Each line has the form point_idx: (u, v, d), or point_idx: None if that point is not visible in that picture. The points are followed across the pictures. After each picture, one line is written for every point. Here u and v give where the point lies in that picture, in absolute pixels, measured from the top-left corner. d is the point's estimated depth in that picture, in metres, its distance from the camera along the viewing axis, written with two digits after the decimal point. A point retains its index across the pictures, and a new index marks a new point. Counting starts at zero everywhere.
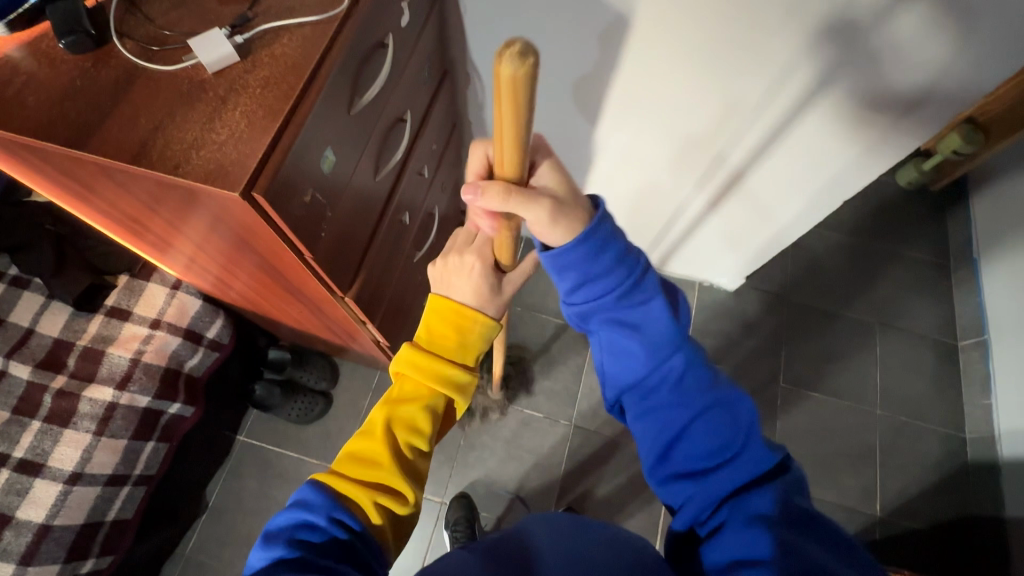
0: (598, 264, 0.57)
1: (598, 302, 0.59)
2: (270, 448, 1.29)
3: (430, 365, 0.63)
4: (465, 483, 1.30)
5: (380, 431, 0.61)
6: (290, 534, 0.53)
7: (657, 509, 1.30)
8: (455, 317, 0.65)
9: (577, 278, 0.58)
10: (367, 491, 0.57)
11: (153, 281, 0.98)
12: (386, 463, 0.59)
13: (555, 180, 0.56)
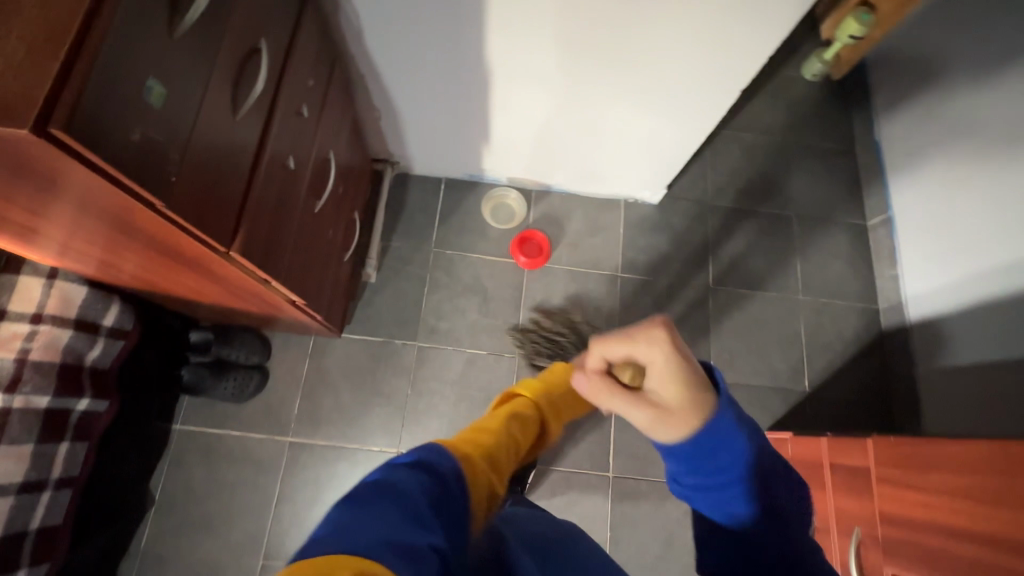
0: (718, 455, 0.57)
1: (709, 490, 0.59)
2: (211, 432, 1.24)
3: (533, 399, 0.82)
4: (418, 430, 1.30)
5: (498, 420, 0.71)
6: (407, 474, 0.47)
7: (607, 423, 1.35)
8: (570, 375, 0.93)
9: (691, 466, 0.59)
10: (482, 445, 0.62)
11: (25, 273, 0.88)
12: (500, 449, 0.65)
13: (673, 385, 0.59)
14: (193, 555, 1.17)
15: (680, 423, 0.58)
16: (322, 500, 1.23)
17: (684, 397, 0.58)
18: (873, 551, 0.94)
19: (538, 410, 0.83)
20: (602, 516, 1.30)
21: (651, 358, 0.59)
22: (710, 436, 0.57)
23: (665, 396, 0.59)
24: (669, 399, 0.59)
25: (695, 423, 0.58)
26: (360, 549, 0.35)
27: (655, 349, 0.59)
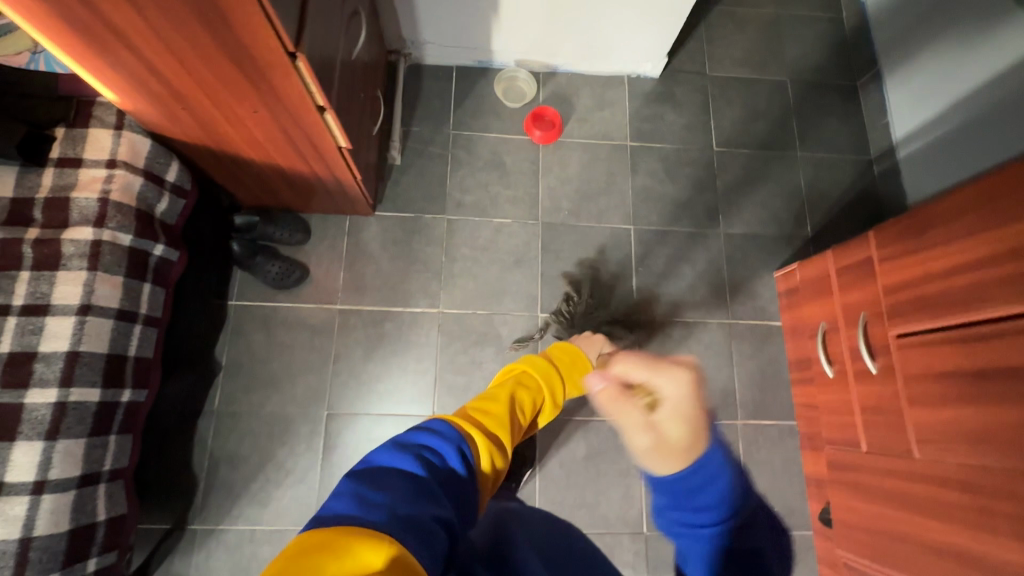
0: (698, 487, 0.65)
1: (692, 525, 0.66)
2: (263, 304, 1.34)
3: (548, 371, 0.93)
4: (455, 291, 1.39)
5: (502, 401, 0.83)
6: (422, 453, 0.64)
7: (628, 275, 1.45)
8: (572, 352, 0.99)
9: (675, 500, 0.66)
10: (485, 440, 0.74)
11: (93, 126, 0.96)
12: (501, 422, 0.79)
13: (677, 418, 0.68)
14: (262, 410, 1.28)
15: (676, 457, 0.66)
16: (373, 356, 1.33)
17: (683, 431, 0.67)
18: (880, 326, 1.06)
19: (545, 379, 0.92)
20: None
21: (664, 389, 0.70)
22: (702, 471, 0.65)
23: (661, 422, 0.69)
24: (667, 429, 0.68)
25: (685, 459, 0.66)
26: (362, 529, 0.47)
27: (670, 383, 0.70)
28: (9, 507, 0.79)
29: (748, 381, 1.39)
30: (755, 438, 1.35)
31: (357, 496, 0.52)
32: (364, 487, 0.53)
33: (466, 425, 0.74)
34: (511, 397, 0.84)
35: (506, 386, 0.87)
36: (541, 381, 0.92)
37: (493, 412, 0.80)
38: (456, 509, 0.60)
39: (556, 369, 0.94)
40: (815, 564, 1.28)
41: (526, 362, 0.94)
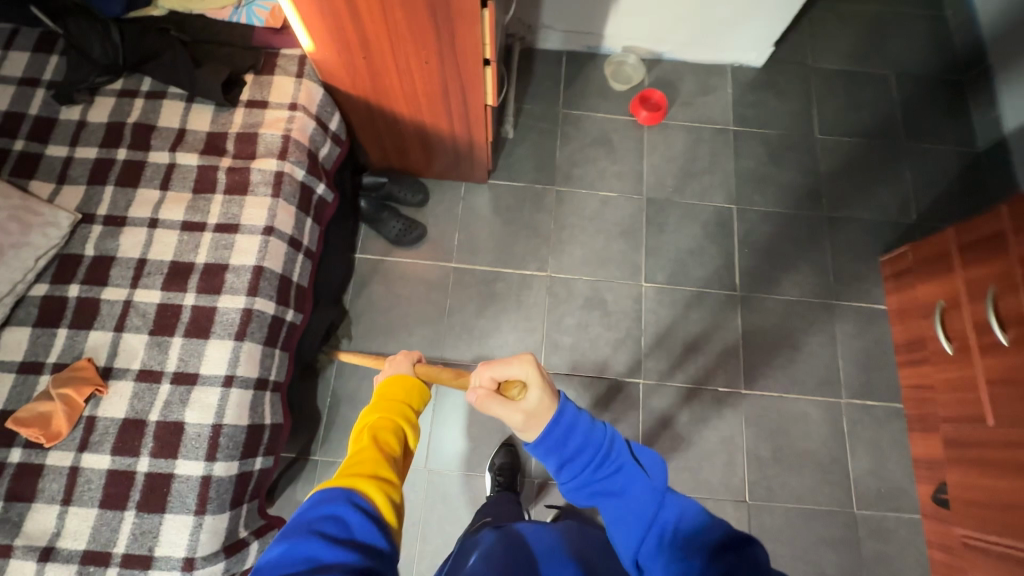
0: (574, 441, 0.65)
1: (581, 471, 0.66)
2: (384, 258, 1.43)
3: (395, 403, 0.72)
4: (562, 257, 1.45)
5: (364, 450, 0.65)
6: (309, 527, 0.54)
7: (731, 250, 1.47)
8: (403, 380, 0.76)
9: (560, 459, 0.66)
10: (381, 491, 0.61)
11: (278, 73, 1.07)
12: (383, 470, 0.64)
13: (538, 393, 0.65)
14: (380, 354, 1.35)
15: (538, 419, 0.65)
16: (484, 313, 1.39)
17: (540, 400, 0.65)
18: (1012, 298, 1.06)
19: (401, 412, 0.72)
20: (734, 328, 1.41)
21: (520, 375, 0.66)
22: (553, 433, 0.65)
23: (517, 408, 0.65)
24: (530, 406, 0.65)
25: (543, 420, 0.65)
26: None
27: (525, 367, 0.66)
28: (206, 395, 0.88)
29: (853, 360, 1.39)
30: (861, 417, 1.34)
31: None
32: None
33: (348, 483, 0.60)
34: (383, 437, 0.68)
35: (364, 430, 0.68)
36: (410, 406, 0.74)
37: (364, 460, 0.63)
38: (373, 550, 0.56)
39: (403, 394, 0.75)
40: (928, 548, 1.24)
41: (366, 410, 0.72)
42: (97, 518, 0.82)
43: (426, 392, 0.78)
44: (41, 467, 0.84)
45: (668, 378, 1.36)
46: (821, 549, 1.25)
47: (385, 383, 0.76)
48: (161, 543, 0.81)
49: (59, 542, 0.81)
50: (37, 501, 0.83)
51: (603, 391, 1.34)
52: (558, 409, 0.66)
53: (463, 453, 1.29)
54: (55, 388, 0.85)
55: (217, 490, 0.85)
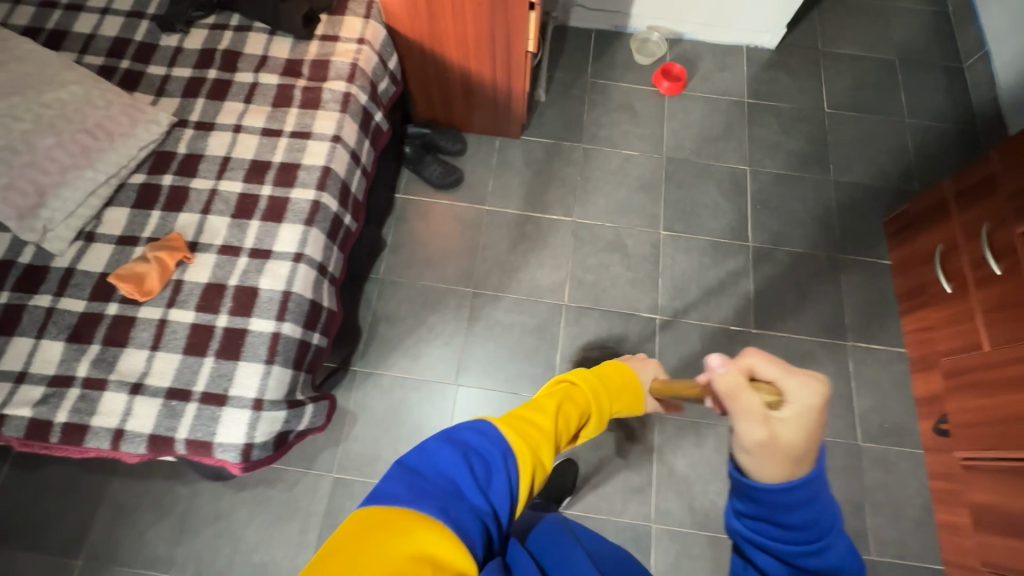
0: (796, 504, 0.52)
1: (777, 538, 0.54)
2: (424, 199, 1.56)
3: (576, 407, 0.72)
4: (586, 205, 1.57)
5: (550, 405, 0.68)
6: (467, 451, 0.57)
7: (744, 206, 1.58)
8: (622, 370, 0.84)
9: (761, 509, 0.54)
10: (532, 458, 0.61)
11: (349, 14, 1.23)
12: (545, 445, 0.64)
13: (805, 432, 0.51)
14: (418, 282, 1.47)
15: (779, 456, 0.52)
16: (513, 250, 1.51)
17: (801, 445, 0.51)
18: (1002, 230, 1.16)
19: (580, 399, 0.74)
20: (746, 274, 1.50)
21: (802, 402, 0.52)
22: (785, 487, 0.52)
23: (767, 426, 0.51)
24: (780, 436, 0.51)
25: (795, 468, 0.52)
26: (433, 521, 0.48)
27: (809, 395, 0.52)
28: (277, 267, 1.00)
29: (858, 307, 1.47)
30: (865, 359, 1.42)
31: (411, 481, 0.52)
32: (416, 476, 0.53)
33: (513, 436, 0.61)
34: (562, 413, 0.69)
35: (554, 396, 0.71)
36: (576, 419, 0.71)
37: (538, 426, 0.65)
38: (497, 509, 0.55)
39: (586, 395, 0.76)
40: (930, 480, 1.30)
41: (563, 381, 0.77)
42: (180, 362, 0.94)
43: (632, 397, 0.82)
44: (134, 320, 0.96)
45: (683, 316, 1.46)
46: (826, 477, 1.31)
47: (603, 368, 0.83)
48: (234, 385, 0.92)
49: (146, 380, 0.92)
50: (129, 346, 0.95)
51: (621, 324, 1.44)
52: (809, 459, 0.52)
53: (490, 373, 1.38)
54: (152, 252, 0.98)
55: (284, 347, 0.96)
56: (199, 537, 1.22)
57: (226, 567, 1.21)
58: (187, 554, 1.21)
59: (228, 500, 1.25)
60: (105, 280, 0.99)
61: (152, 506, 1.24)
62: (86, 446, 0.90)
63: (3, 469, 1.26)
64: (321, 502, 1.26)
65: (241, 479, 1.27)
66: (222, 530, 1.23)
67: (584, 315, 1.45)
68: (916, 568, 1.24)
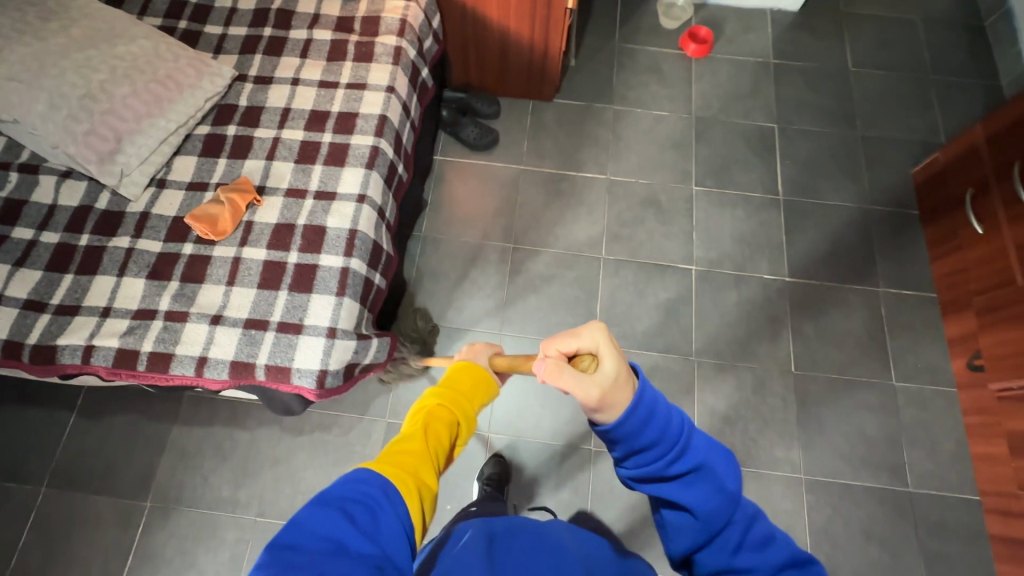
0: (648, 429, 0.61)
1: (648, 464, 0.62)
2: (463, 160, 1.61)
3: (442, 421, 0.71)
4: (619, 164, 1.61)
5: (417, 431, 0.69)
6: (343, 505, 0.57)
7: (773, 162, 1.62)
8: (474, 369, 0.79)
9: (628, 447, 0.62)
10: (416, 485, 0.63)
11: None
12: (421, 470, 0.65)
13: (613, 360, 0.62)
14: (459, 239, 1.51)
15: (622, 403, 0.61)
16: (550, 207, 1.55)
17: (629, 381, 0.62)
18: None
19: (457, 405, 0.74)
20: (777, 226, 1.54)
21: (593, 340, 0.63)
22: (633, 417, 0.61)
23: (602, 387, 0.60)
24: (609, 379, 0.60)
25: (622, 400, 0.61)
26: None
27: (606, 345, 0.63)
28: (343, 207, 1.05)
29: (890, 255, 1.51)
30: (897, 304, 1.46)
31: (280, 560, 0.51)
32: (289, 552, 0.52)
33: (391, 473, 0.62)
34: (435, 429, 0.70)
35: (420, 421, 0.70)
36: (445, 433, 0.71)
37: (412, 452, 0.66)
38: (389, 551, 0.56)
39: (458, 406, 0.75)
40: (964, 416, 1.34)
41: (429, 395, 0.74)
42: (256, 295, 0.99)
43: (494, 387, 0.80)
44: (210, 258, 1.01)
45: (718, 266, 1.50)
46: (863, 415, 1.36)
47: (454, 370, 0.79)
48: (309, 315, 0.97)
49: (225, 312, 0.97)
50: (207, 282, 1.00)
51: (658, 275, 1.48)
52: (638, 391, 0.62)
53: (534, 323, 1.43)
54: (224, 194, 1.03)
55: (353, 281, 1.01)
56: (261, 479, 1.27)
57: (288, 506, 1.26)
58: (250, 495, 1.26)
59: (287, 445, 1.30)
60: (180, 223, 1.04)
61: (213, 452, 1.29)
62: (172, 374, 0.95)
63: (69, 418, 1.32)
64: (376, 446, 1.31)
65: (298, 425, 1.32)
66: (283, 472, 1.28)
67: (622, 267, 1.49)
68: (953, 498, 1.28)
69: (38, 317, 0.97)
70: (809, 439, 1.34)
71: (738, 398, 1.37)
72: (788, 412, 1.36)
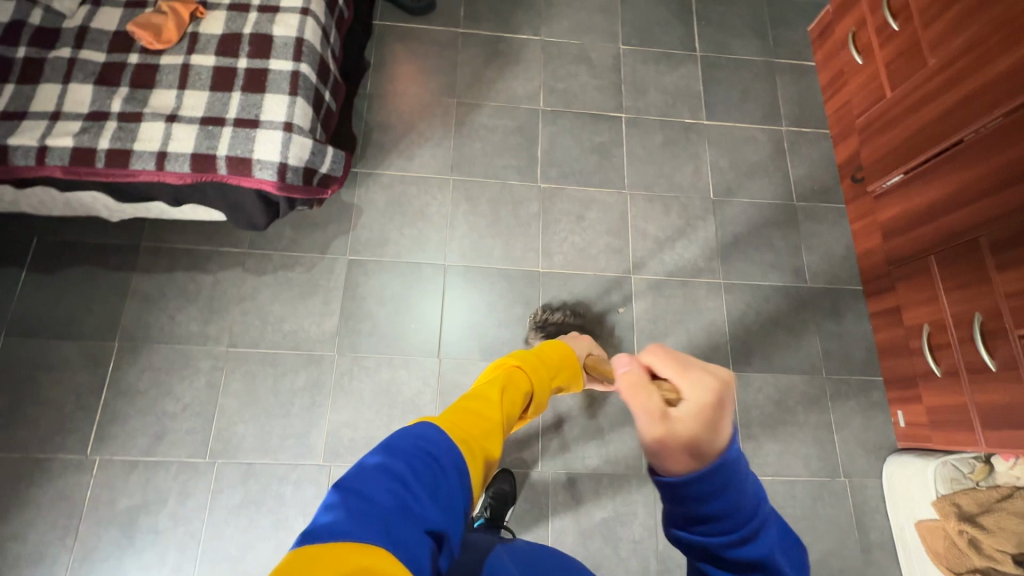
0: (721, 499, 0.48)
1: (708, 538, 0.49)
2: (401, 25, 1.65)
3: (514, 385, 0.72)
4: (551, 26, 1.70)
5: (492, 392, 0.66)
6: (413, 452, 0.50)
7: (691, 23, 1.76)
8: (551, 351, 0.86)
9: (689, 511, 0.49)
10: (485, 448, 0.57)
11: None
12: (491, 436, 0.60)
13: (699, 424, 0.49)
14: (404, 97, 1.57)
15: (683, 456, 0.48)
16: (488, 66, 1.63)
17: (716, 442, 0.48)
18: None
19: (527, 378, 0.76)
20: (695, 78, 1.70)
21: (695, 389, 0.51)
22: (702, 484, 0.48)
23: (668, 427, 0.49)
24: (682, 435, 0.48)
25: (695, 461, 0.48)
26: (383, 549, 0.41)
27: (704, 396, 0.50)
28: (288, 19, 1.09)
29: (790, 100, 1.71)
30: (797, 138, 1.67)
31: (348, 507, 0.43)
32: (354, 499, 0.44)
33: (456, 432, 0.56)
34: (504, 398, 0.67)
35: (496, 381, 0.70)
36: (517, 399, 0.70)
37: (485, 416, 0.62)
38: (452, 520, 0.48)
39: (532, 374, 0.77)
40: (850, 226, 1.59)
41: (508, 364, 0.77)
42: (209, 96, 1.03)
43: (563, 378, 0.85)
44: (158, 66, 1.04)
45: (644, 113, 1.64)
46: (771, 230, 1.57)
47: (533, 352, 0.83)
48: (264, 112, 1.03)
49: (180, 111, 1.02)
50: (158, 87, 1.03)
51: (591, 122, 1.61)
52: (712, 456, 0.48)
53: (480, 167, 1.53)
54: (165, 3, 1.05)
55: (304, 84, 1.07)
56: (229, 314, 1.33)
57: (258, 336, 1.32)
58: (220, 328, 1.32)
59: (251, 283, 1.36)
60: (122, 36, 1.06)
61: (177, 293, 1.33)
62: (132, 169, 0.99)
63: (21, 274, 1.31)
64: (339, 279, 1.39)
65: (261, 265, 1.38)
66: (251, 307, 1.34)
67: (559, 117, 1.61)
68: (842, 289, 1.53)
69: None
70: (726, 251, 1.53)
71: (666, 222, 1.54)
72: (708, 230, 1.55)
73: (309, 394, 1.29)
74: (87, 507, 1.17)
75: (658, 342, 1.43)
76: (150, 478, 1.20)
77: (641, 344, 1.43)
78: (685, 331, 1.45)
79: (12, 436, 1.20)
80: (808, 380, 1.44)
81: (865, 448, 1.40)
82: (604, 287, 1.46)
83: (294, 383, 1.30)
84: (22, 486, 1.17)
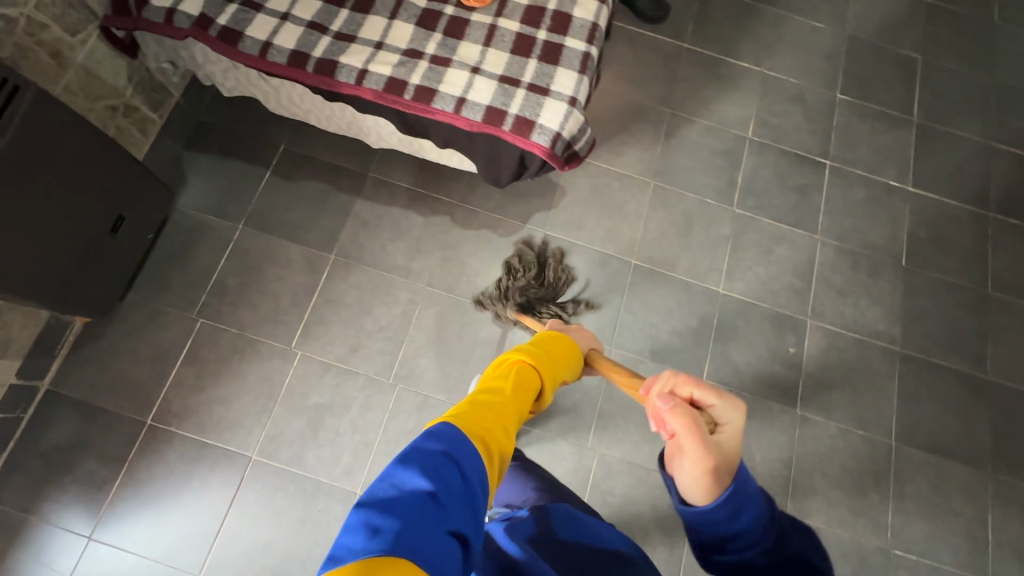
0: (751, 515, 0.63)
1: (744, 554, 0.63)
2: (632, 29, 1.71)
3: (524, 379, 0.74)
4: (774, 61, 1.73)
5: (505, 393, 0.69)
6: (428, 461, 0.55)
7: (914, 88, 1.74)
8: (560, 342, 0.87)
9: (728, 531, 0.63)
10: (495, 446, 0.62)
11: None
12: (504, 434, 0.65)
13: (732, 441, 0.67)
14: (623, 97, 1.64)
15: (723, 476, 0.63)
16: (707, 86, 1.67)
17: (737, 451, 0.66)
18: None
19: (538, 371, 0.77)
20: (909, 143, 1.67)
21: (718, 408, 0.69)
22: (737, 496, 0.62)
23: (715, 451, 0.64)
24: (725, 455, 0.65)
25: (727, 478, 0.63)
26: (420, 566, 0.47)
27: (736, 416, 0.69)
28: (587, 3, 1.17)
29: (1003, 187, 1.66)
30: (1004, 228, 1.61)
31: (374, 521, 0.49)
32: (378, 513, 0.50)
33: (474, 431, 0.61)
34: (516, 394, 0.70)
35: (506, 378, 0.72)
36: (524, 392, 0.72)
37: (499, 415, 0.66)
38: (469, 515, 0.55)
39: (542, 368, 0.78)
40: None
41: (515, 358, 0.77)
42: (509, 58, 1.12)
43: (572, 364, 0.87)
44: (468, 21, 1.14)
45: (850, 165, 1.64)
46: (959, 312, 1.52)
47: (542, 340, 0.85)
48: (555, 83, 1.11)
49: (483, 66, 1.11)
50: (466, 40, 1.13)
51: (796, 162, 1.62)
52: (741, 464, 0.64)
53: (682, 180, 1.57)
54: None
55: (591, 65, 1.14)
56: (433, 257, 1.43)
57: (454, 283, 1.41)
58: (423, 267, 1.42)
59: (457, 234, 1.45)
60: None
61: (391, 227, 1.44)
62: (433, 107, 1.08)
63: (264, 174, 1.45)
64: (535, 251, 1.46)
65: (468, 220, 1.47)
66: (452, 256, 1.43)
67: (765, 150, 1.62)
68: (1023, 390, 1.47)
69: (320, 37, 1.10)
70: (909, 321, 1.50)
71: (853, 277, 1.53)
72: (894, 296, 1.52)
73: (489, 349, 1.37)
74: (283, 395, 1.29)
75: (824, 392, 1.42)
76: (340, 383, 1.31)
77: (805, 389, 1.42)
78: (853, 388, 1.43)
79: (236, 314, 1.34)
80: (972, 473, 1.39)
81: (1020, 558, 1.33)
82: (779, 325, 1.47)
83: (479, 335, 1.38)
84: (235, 360, 1.31)
